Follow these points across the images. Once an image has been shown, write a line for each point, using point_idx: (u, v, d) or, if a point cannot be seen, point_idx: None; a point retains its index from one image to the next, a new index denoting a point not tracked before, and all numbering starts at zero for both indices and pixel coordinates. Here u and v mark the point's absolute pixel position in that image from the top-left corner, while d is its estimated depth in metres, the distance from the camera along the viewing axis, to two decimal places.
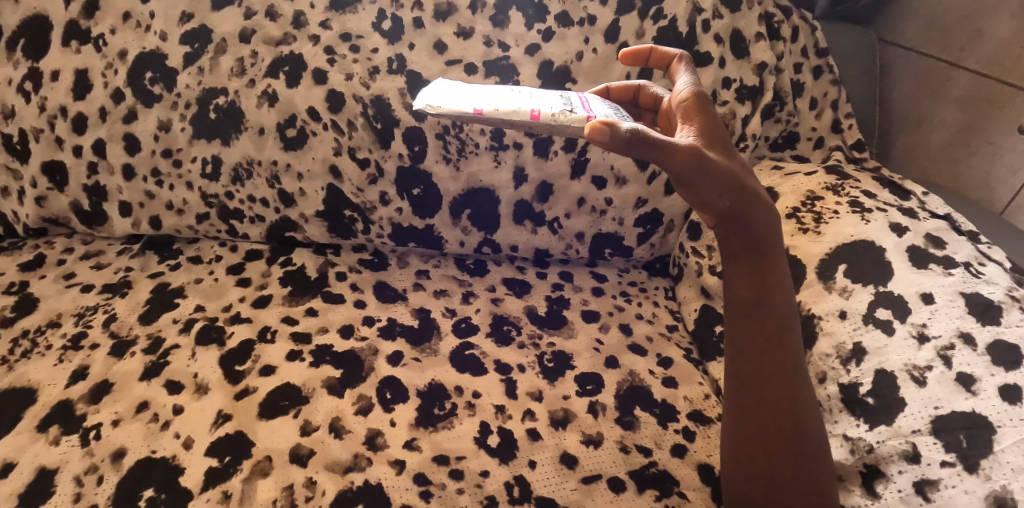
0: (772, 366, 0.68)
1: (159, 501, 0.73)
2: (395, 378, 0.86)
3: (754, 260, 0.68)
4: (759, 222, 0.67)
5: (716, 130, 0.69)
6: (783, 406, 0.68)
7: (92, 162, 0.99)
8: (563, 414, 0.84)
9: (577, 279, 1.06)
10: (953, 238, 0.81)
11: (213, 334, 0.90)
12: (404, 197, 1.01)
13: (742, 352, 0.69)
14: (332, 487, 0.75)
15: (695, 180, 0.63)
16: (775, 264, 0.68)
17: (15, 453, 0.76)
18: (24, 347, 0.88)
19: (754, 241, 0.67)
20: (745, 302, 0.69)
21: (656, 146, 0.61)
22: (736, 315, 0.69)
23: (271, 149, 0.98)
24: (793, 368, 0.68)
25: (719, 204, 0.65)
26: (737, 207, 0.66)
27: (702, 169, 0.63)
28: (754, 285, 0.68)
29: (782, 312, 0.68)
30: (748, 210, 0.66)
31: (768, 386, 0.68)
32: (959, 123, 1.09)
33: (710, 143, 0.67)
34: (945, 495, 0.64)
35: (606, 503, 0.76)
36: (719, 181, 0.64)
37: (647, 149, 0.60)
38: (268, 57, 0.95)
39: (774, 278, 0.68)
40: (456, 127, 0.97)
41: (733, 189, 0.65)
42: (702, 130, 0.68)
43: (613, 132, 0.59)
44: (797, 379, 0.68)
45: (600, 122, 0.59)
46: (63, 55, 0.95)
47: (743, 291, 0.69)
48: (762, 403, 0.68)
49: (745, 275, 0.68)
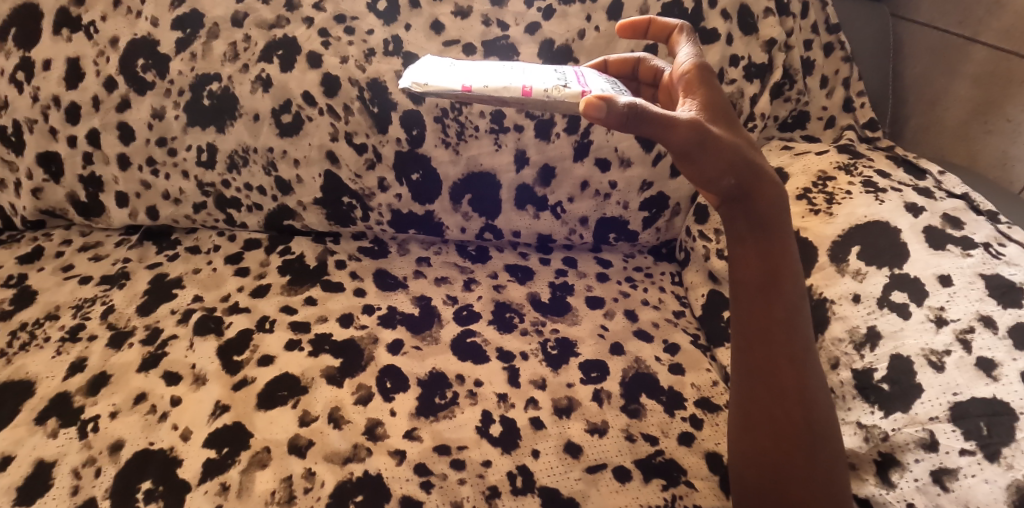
0: (779, 349, 0.65)
1: (156, 493, 0.72)
2: (395, 367, 0.85)
3: (761, 241, 0.65)
4: (767, 202, 0.64)
5: (721, 104, 0.66)
6: (793, 395, 0.65)
7: (87, 152, 0.97)
8: (567, 402, 0.82)
9: (581, 265, 1.04)
10: (971, 218, 0.78)
11: (211, 324, 0.89)
12: (403, 183, 0.99)
13: (748, 336, 0.67)
14: (331, 478, 0.73)
15: (698, 156, 0.61)
16: (784, 245, 0.65)
17: (13, 447, 0.75)
18: (22, 339, 0.87)
19: (760, 221, 0.65)
20: (752, 286, 0.66)
21: (656, 121, 0.58)
22: (742, 300, 0.67)
23: (266, 136, 0.96)
24: (802, 351, 0.66)
25: (724, 181, 0.63)
26: (742, 185, 0.63)
27: (706, 144, 0.60)
28: (760, 269, 0.65)
29: (792, 296, 0.65)
30: (754, 189, 0.64)
31: (777, 371, 0.65)
32: (977, 99, 1.05)
33: (715, 116, 0.64)
34: (964, 485, 0.61)
35: (610, 493, 0.74)
36: (722, 156, 0.61)
37: (646, 124, 0.58)
38: (261, 41, 0.93)
39: (783, 260, 0.65)
40: (455, 109, 0.94)
41: (739, 166, 0.62)
42: (706, 103, 0.66)
43: (611, 104, 0.57)
44: (806, 363, 0.66)
45: (596, 96, 0.57)
46: (54, 43, 0.93)
47: (748, 273, 0.66)
48: (771, 391, 0.66)
49: (751, 258, 0.66)
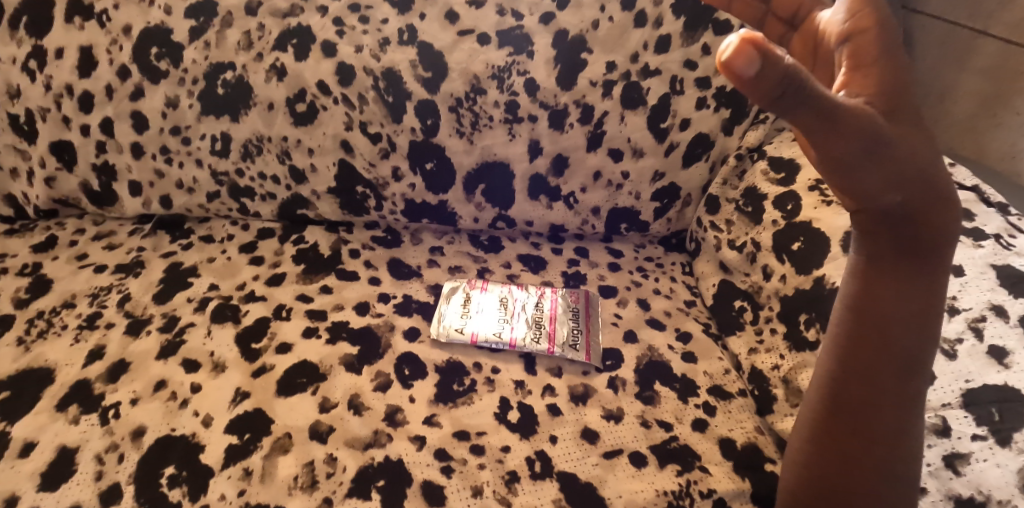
0: (894, 382, 0.58)
1: (180, 478, 0.73)
2: (412, 354, 0.86)
3: (902, 266, 0.56)
4: (928, 224, 0.54)
5: (907, 89, 0.51)
6: (898, 425, 0.59)
7: (100, 141, 0.98)
8: (582, 389, 0.84)
9: (593, 254, 1.05)
10: (982, 210, 0.79)
11: (228, 312, 0.90)
12: (417, 172, 1.00)
13: (858, 356, 0.59)
14: (352, 463, 0.74)
15: (860, 162, 0.48)
16: (930, 272, 0.56)
17: (36, 432, 0.76)
18: (40, 327, 0.88)
19: (908, 245, 0.55)
20: (875, 305, 0.57)
21: (816, 102, 0.43)
22: (858, 315, 0.59)
23: (280, 125, 0.96)
24: (916, 391, 0.59)
25: (888, 198, 0.52)
26: (907, 205, 0.53)
27: (877, 153, 0.48)
28: (890, 292, 0.57)
29: (925, 335, 0.57)
30: (915, 211, 0.53)
31: (881, 403, 0.59)
32: (984, 93, 1.06)
33: (903, 105, 0.51)
34: (976, 469, 0.63)
35: (628, 478, 0.75)
36: (892, 166, 0.50)
37: (802, 104, 0.43)
38: (275, 29, 0.93)
39: (924, 293, 0.56)
40: (470, 99, 0.95)
41: (908, 185, 0.51)
42: (891, 77, 0.50)
43: (768, 60, 0.40)
44: (916, 403, 0.59)
45: (749, 42, 0.40)
46: (67, 32, 0.93)
47: (873, 291, 0.57)
48: (872, 420, 0.59)
49: (884, 279, 0.57)
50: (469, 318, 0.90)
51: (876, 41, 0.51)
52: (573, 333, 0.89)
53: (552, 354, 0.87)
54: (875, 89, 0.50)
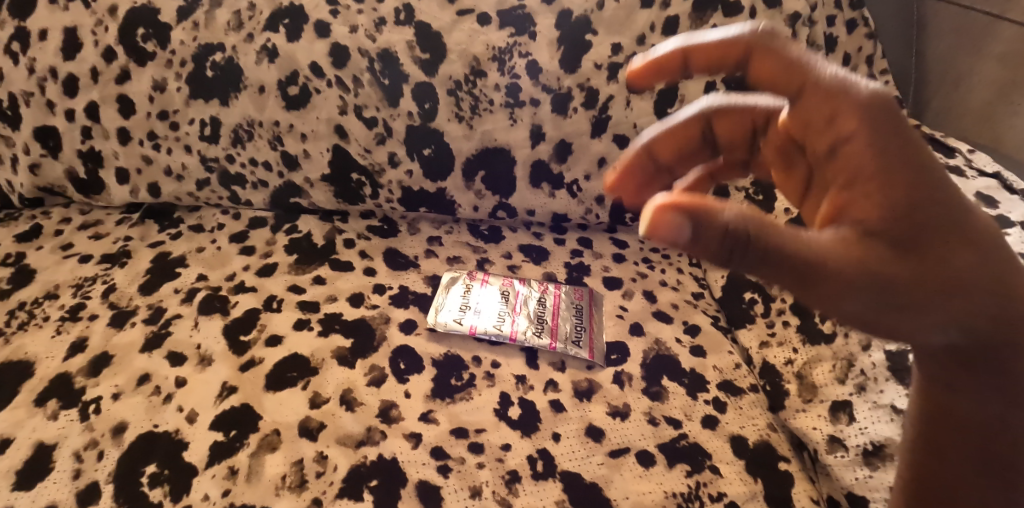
0: None
1: (162, 477, 0.69)
2: (408, 347, 0.82)
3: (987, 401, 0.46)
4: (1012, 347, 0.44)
5: (948, 196, 0.41)
6: None
7: (86, 126, 0.94)
8: (587, 385, 0.80)
9: (597, 245, 1.01)
10: (1005, 197, 0.75)
11: (216, 304, 0.86)
12: (414, 158, 0.96)
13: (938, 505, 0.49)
14: (344, 462, 0.71)
15: (889, 299, 0.40)
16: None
17: (13, 429, 0.72)
18: (21, 319, 0.84)
19: (995, 378, 0.45)
20: (960, 451, 0.47)
21: (783, 256, 0.38)
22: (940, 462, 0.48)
23: (272, 109, 0.92)
24: None
25: (941, 336, 0.43)
26: (971, 338, 0.43)
27: (912, 293, 0.40)
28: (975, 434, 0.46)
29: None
30: (988, 340, 0.43)
31: None
32: (1001, 80, 0.95)
33: (947, 224, 0.41)
34: None
35: (634, 478, 0.71)
36: (945, 291, 0.41)
37: (760, 257, 0.39)
38: (267, 9, 0.89)
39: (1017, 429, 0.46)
40: (469, 82, 0.91)
41: (969, 315, 0.42)
42: (911, 183, 0.41)
43: (701, 223, 0.38)
44: None
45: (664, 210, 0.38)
46: (51, 12, 0.89)
47: (952, 433, 0.47)
48: None
49: (964, 420, 0.47)
50: (467, 311, 0.86)
51: (870, 143, 0.41)
52: (577, 329, 0.85)
53: (555, 350, 0.83)
54: (882, 182, 0.41)
